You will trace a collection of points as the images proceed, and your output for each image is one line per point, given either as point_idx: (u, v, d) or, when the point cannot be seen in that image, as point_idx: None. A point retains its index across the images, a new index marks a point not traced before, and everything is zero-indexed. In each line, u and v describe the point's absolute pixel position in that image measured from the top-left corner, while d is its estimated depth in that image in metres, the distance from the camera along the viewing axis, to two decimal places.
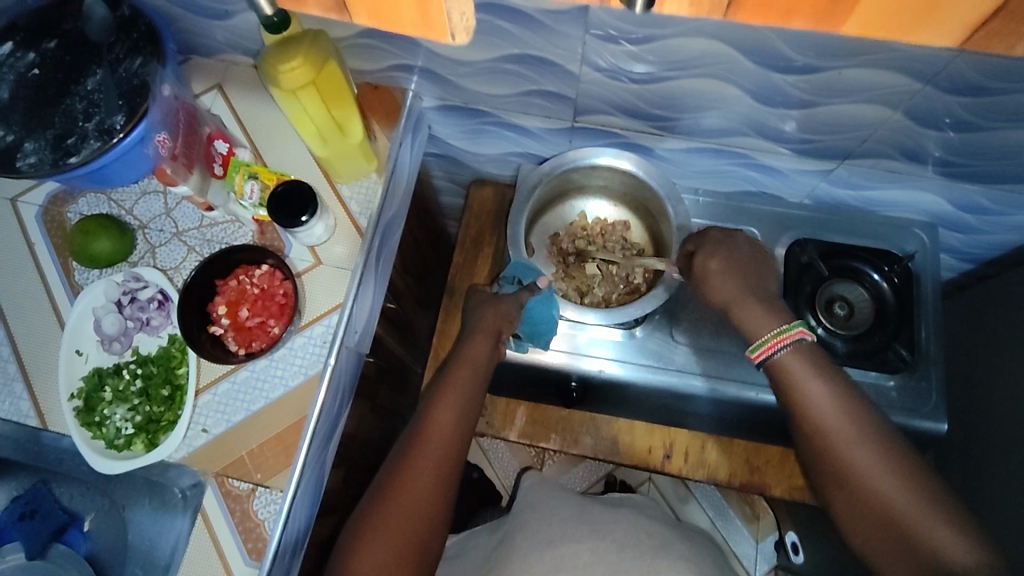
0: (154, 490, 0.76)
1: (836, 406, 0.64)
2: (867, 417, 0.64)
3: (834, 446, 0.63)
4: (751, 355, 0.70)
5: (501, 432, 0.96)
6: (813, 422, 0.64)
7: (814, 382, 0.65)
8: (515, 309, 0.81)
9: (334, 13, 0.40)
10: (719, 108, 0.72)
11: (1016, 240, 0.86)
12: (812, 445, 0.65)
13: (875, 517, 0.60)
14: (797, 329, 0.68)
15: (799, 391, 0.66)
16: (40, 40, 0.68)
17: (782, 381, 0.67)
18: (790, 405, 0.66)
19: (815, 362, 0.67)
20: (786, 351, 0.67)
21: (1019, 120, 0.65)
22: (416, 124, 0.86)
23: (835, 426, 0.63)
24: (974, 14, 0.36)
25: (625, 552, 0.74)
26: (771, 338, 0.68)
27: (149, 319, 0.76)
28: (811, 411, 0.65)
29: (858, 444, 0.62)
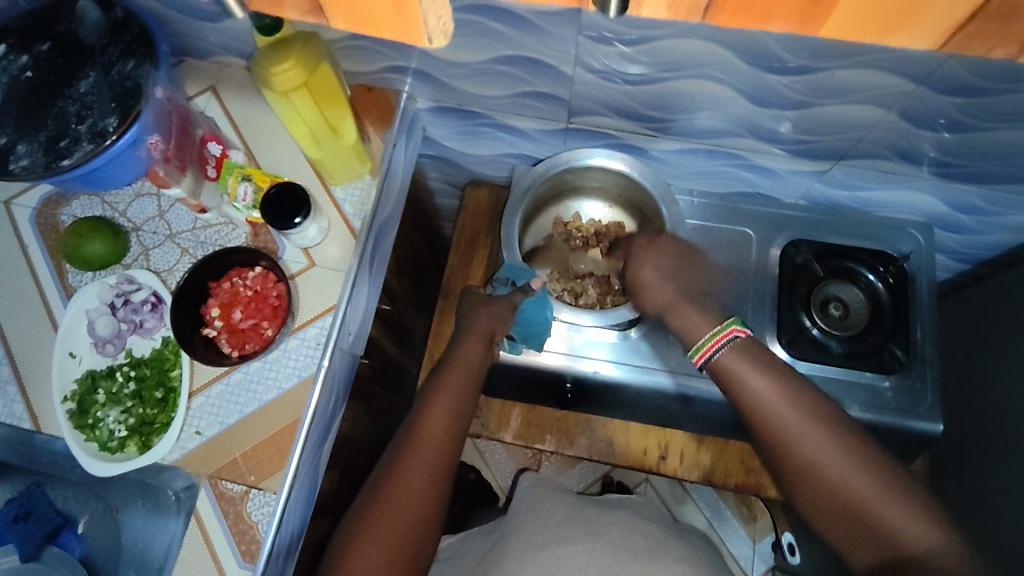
0: (148, 493, 0.75)
1: (785, 398, 0.63)
2: (814, 406, 0.62)
3: (789, 441, 0.61)
4: (693, 360, 0.70)
5: (498, 433, 0.96)
6: (764, 417, 0.63)
7: (759, 376, 0.64)
8: (508, 312, 0.81)
9: (308, 16, 0.43)
10: (714, 109, 0.72)
11: (1012, 241, 0.86)
12: (767, 440, 0.63)
13: (838, 509, 0.59)
14: (729, 328, 0.68)
15: (746, 387, 0.65)
16: (33, 42, 0.68)
17: (728, 380, 0.66)
18: (737, 401, 0.65)
19: (754, 354, 0.66)
20: (725, 350, 0.67)
21: (1013, 120, 0.65)
22: (410, 125, 0.86)
23: (787, 419, 0.62)
24: (951, 18, 0.40)
25: (620, 554, 0.74)
26: (706, 342, 0.68)
27: (143, 322, 0.76)
28: (761, 405, 0.63)
29: (812, 433, 0.61)
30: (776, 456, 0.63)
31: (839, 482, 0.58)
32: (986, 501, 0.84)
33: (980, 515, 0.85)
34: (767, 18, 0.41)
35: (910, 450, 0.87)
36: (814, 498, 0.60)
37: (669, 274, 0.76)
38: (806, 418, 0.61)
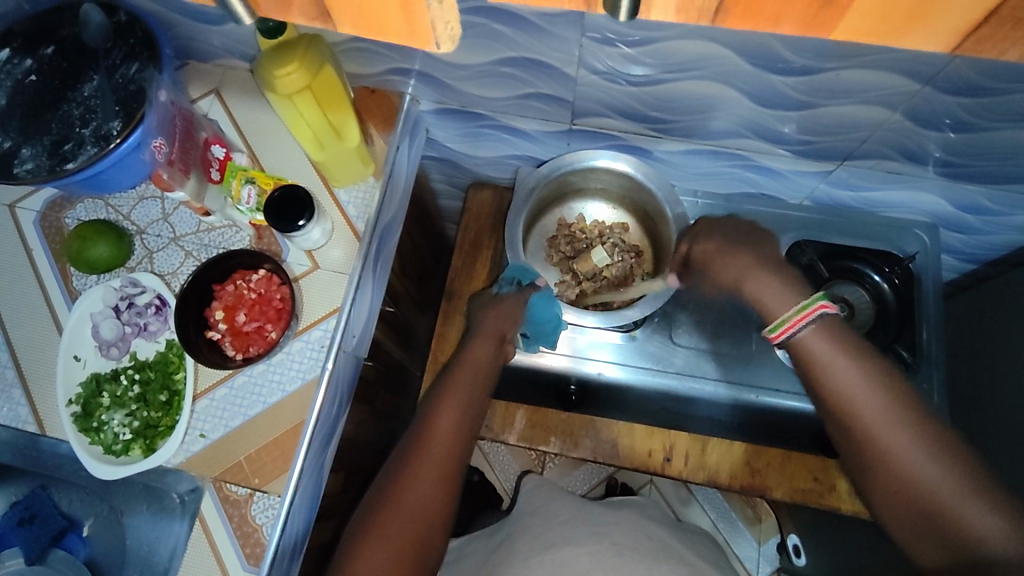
0: (153, 495, 0.75)
1: (868, 384, 0.56)
2: (903, 394, 0.56)
3: (867, 431, 0.55)
4: (769, 336, 0.62)
5: (501, 435, 0.94)
6: (840, 403, 0.57)
7: (845, 359, 0.57)
8: (518, 309, 0.80)
9: (317, 24, 0.36)
10: (718, 110, 0.72)
11: (1018, 241, 0.85)
12: (842, 427, 0.57)
13: (912, 504, 0.54)
14: (818, 304, 0.59)
15: (828, 371, 0.57)
16: (37, 46, 0.68)
17: (804, 361, 0.59)
18: (815, 384, 0.58)
19: (842, 338, 0.58)
20: (810, 329, 0.59)
21: (1020, 120, 0.65)
22: (413, 127, 0.86)
23: (869, 407, 0.55)
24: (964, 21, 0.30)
25: (625, 555, 0.73)
26: (793, 316, 0.60)
27: (147, 324, 0.76)
28: (839, 391, 0.57)
29: (894, 423, 0.55)
30: (850, 445, 0.57)
31: (917, 477, 0.53)
32: None
33: None
34: (776, 20, 0.31)
35: None
36: (886, 490, 0.55)
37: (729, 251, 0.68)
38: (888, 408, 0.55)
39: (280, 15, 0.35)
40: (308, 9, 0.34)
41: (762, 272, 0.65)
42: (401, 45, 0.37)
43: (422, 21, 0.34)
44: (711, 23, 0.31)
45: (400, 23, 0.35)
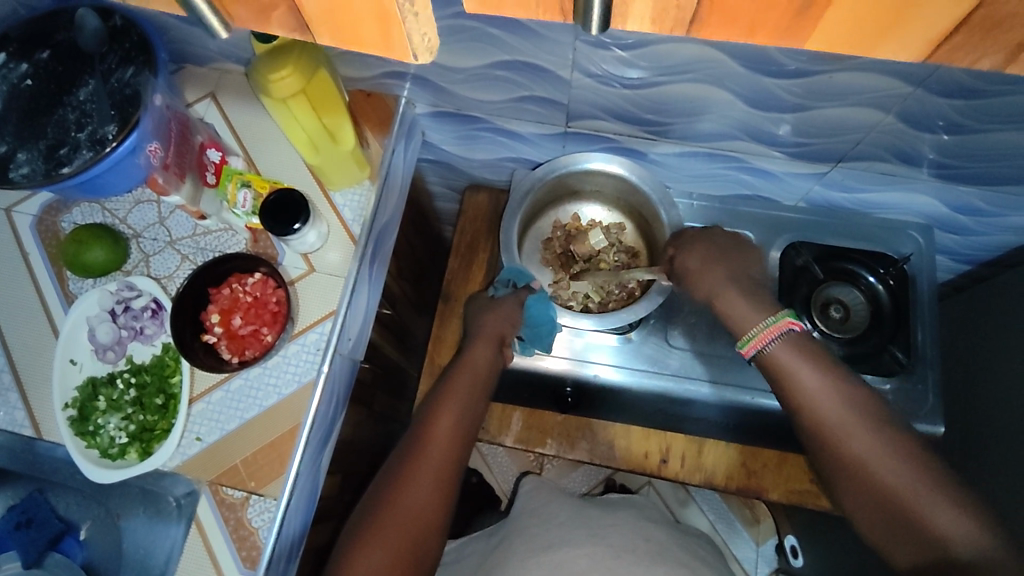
0: (149, 499, 0.76)
1: (833, 391, 0.62)
2: (865, 400, 0.62)
3: (834, 433, 0.61)
4: (742, 351, 0.69)
5: (499, 437, 0.94)
6: (810, 411, 0.63)
7: (812, 370, 0.64)
8: (516, 310, 0.81)
9: (297, 34, 0.36)
10: (712, 113, 0.72)
11: (1013, 241, 0.85)
12: (814, 435, 0.63)
13: (880, 504, 0.58)
14: (782, 321, 0.67)
15: (799, 383, 0.64)
16: (33, 51, 0.68)
17: (775, 375, 0.66)
18: (788, 394, 0.65)
19: (809, 353, 0.65)
20: (778, 343, 0.66)
21: (1012, 122, 0.65)
22: (409, 130, 0.86)
23: (835, 413, 0.62)
24: (939, 28, 0.30)
25: (623, 557, 0.73)
26: (759, 332, 0.67)
27: (143, 328, 0.76)
28: (807, 399, 0.63)
29: (857, 424, 0.61)
30: (822, 453, 0.62)
31: (881, 476, 0.58)
32: None
33: None
34: (749, 31, 0.32)
35: None
36: (857, 493, 0.60)
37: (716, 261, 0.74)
38: (853, 412, 0.61)
39: (260, 27, 0.36)
40: (288, 21, 0.35)
41: (734, 290, 0.71)
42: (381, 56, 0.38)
43: (399, 33, 0.35)
44: (687, 32, 0.33)
45: (375, 34, 0.35)
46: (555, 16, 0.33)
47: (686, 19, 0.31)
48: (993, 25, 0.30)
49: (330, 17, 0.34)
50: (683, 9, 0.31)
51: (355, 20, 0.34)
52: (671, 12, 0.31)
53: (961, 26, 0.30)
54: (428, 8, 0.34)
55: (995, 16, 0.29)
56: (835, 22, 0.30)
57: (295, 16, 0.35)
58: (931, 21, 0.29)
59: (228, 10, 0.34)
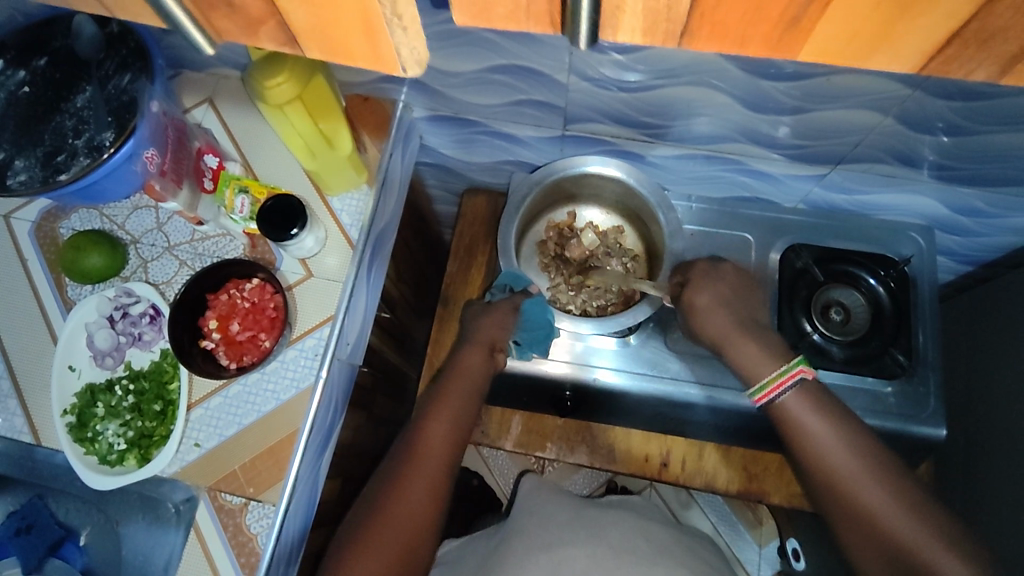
0: (148, 505, 0.76)
1: (838, 439, 0.64)
2: (871, 448, 0.63)
3: (842, 482, 0.62)
4: (753, 398, 0.70)
5: (498, 441, 0.95)
6: (818, 458, 0.64)
7: (816, 416, 0.65)
8: (511, 315, 0.80)
9: (286, 48, 0.36)
10: (710, 115, 0.72)
11: (1016, 243, 0.85)
12: (821, 482, 0.64)
13: (889, 554, 0.59)
14: (795, 369, 0.68)
15: (808, 431, 0.65)
16: (30, 58, 0.67)
17: (784, 420, 0.67)
18: (793, 439, 0.66)
19: (815, 398, 0.67)
20: (790, 393, 0.67)
21: (1012, 124, 0.64)
22: (406, 133, 0.86)
23: (843, 463, 0.63)
24: (931, 40, 0.30)
25: (622, 558, 0.73)
26: (771, 383, 0.68)
27: (141, 334, 0.76)
28: (815, 446, 0.64)
29: (863, 472, 0.62)
30: (829, 501, 0.63)
31: (889, 526, 0.59)
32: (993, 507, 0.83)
33: (986, 520, 0.84)
34: (740, 42, 0.32)
35: (915, 456, 0.86)
36: (864, 543, 0.61)
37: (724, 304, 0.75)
38: (860, 460, 0.63)
39: (248, 40, 0.36)
40: (276, 35, 0.35)
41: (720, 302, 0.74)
42: (370, 68, 0.38)
43: (387, 46, 0.35)
44: (678, 43, 0.32)
45: (364, 47, 0.35)
46: (544, 28, 0.33)
47: (677, 32, 0.31)
48: (987, 38, 0.29)
49: (319, 31, 0.34)
50: (673, 21, 0.31)
51: (343, 33, 0.34)
52: (662, 25, 0.31)
53: (954, 38, 0.29)
54: (416, 21, 0.35)
55: (987, 30, 0.29)
56: (827, 34, 0.30)
57: (283, 31, 0.35)
58: (924, 32, 0.29)
59: (216, 26, 0.35)
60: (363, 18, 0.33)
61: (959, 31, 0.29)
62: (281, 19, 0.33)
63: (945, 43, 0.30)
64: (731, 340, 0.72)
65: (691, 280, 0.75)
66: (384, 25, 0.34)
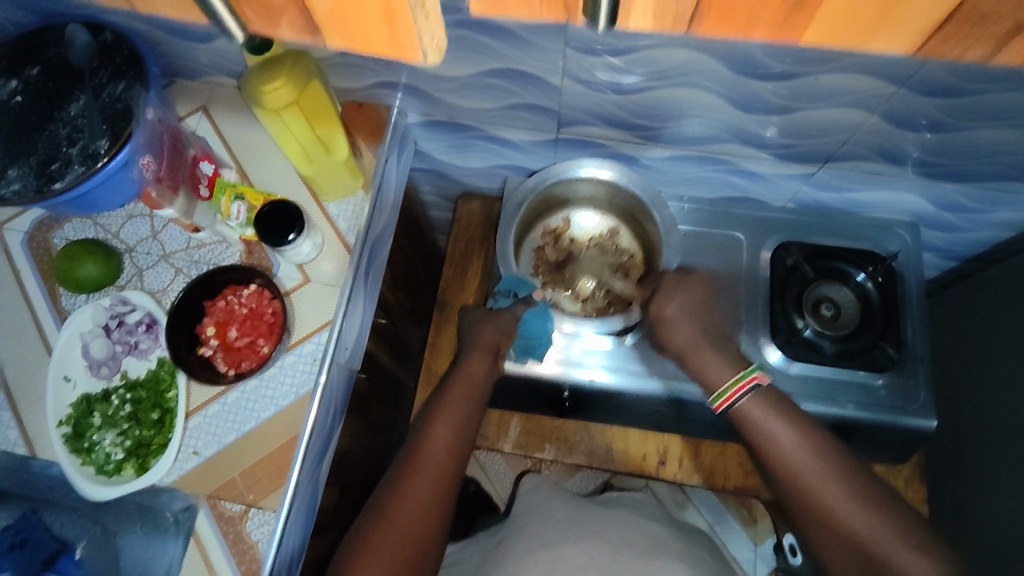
0: (145, 515, 0.73)
1: (806, 447, 0.65)
2: (838, 458, 0.65)
3: (808, 491, 0.64)
4: (714, 407, 0.72)
5: (497, 443, 0.96)
6: (786, 467, 0.65)
7: (773, 419, 0.68)
8: (511, 324, 0.81)
9: (306, 37, 0.41)
10: (701, 116, 0.73)
11: (997, 237, 0.87)
12: (787, 489, 0.65)
13: (847, 547, 0.61)
14: (753, 374, 0.70)
15: (764, 433, 0.67)
16: (24, 67, 0.68)
17: (746, 424, 0.69)
18: (755, 443, 0.68)
19: (771, 405, 0.69)
20: (747, 397, 0.69)
21: (993, 119, 0.67)
22: (401, 139, 0.87)
23: (808, 471, 0.64)
24: (925, 20, 0.38)
25: (619, 553, 0.73)
26: (728, 389, 0.70)
27: (137, 343, 0.76)
28: (774, 451, 0.66)
29: (829, 479, 0.63)
30: (799, 508, 0.65)
31: (850, 525, 0.61)
32: (984, 495, 0.85)
33: (979, 509, 0.85)
34: (747, 24, 0.38)
35: (906, 447, 0.88)
36: (824, 536, 0.62)
37: (691, 313, 0.77)
38: (827, 471, 0.64)
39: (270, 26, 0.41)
40: (298, 24, 0.40)
41: None
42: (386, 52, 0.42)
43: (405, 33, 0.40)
44: (686, 25, 0.39)
45: (383, 35, 0.40)
46: (559, 3, 0.40)
47: (686, 12, 0.38)
48: (980, 16, 0.38)
49: (342, 22, 0.39)
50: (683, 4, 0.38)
51: (363, 20, 0.38)
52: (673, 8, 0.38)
53: (944, 17, 0.38)
54: (434, 8, 0.40)
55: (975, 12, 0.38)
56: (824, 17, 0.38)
57: (306, 19, 0.39)
58: (926, 12, 0.37)
59: (243, 15, 0.39)
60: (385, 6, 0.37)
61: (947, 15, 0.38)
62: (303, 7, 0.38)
63: (937, 23, 0.39)
64: (717, 351, 0.74)
65: (661, 289, 0.79)
66: (410, 16, 0.39)
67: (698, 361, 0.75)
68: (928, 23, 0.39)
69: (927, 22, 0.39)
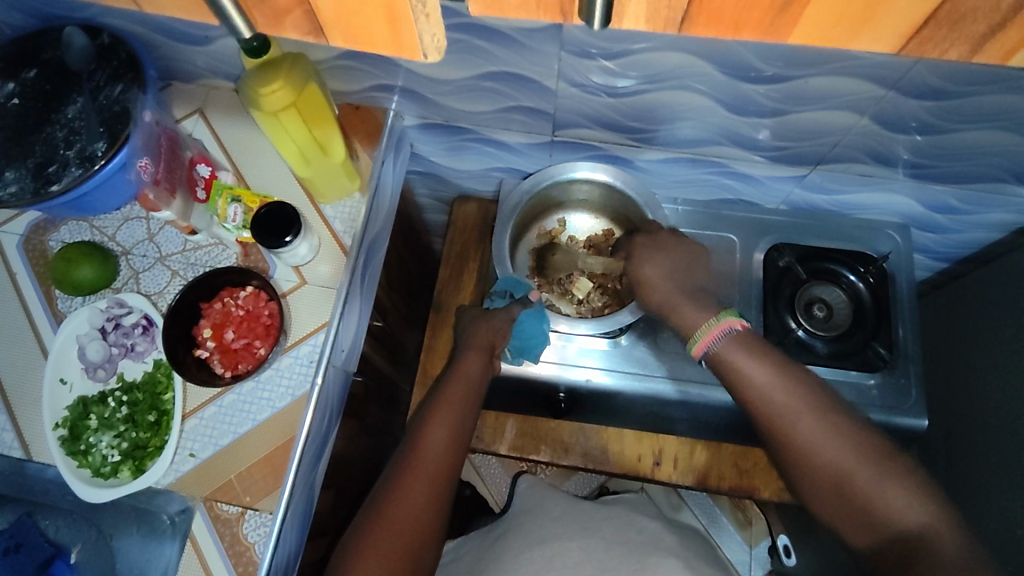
0: (143, 517, 0.74)
1: (793, 392, 0.65)
2: (816, 396, 0.64)
3: (795, 435, 0.63)
4: (692, 352, 0.72)
5: (492, 445, 0.95)
6: (765, 407, 0.65)
7: (753, 361, 0.67)
8: (507, 324, 0.81)
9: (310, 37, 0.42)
10: (695, 119, 0.74)
11: (987, 238, 0.89)
12: (766, 426, 0.66)
13: (824, 480, 0.62)
14: (726, 321, 0.70)
15: (743, 374, 0.67)
16: (20, 70, 0.68)
17: (726, 370, 0.68)
18: (734, 385, 0.68)
19: (750, 345, 0.68)
20: (723, 341, 0.69)
21: (981, 121, 0.68)
22: (397, 142, 0.88)
23: (796, 416, 0.64)
24: (906, 22, 0.39)
25: (613, 549, 0.74)
26: (704, 333, 0.70)
27: (134, 345, 0.76)
28: (753, 392, 0.66)
29: (806, 417, 0.63)
30: (776, 444, 0.65)
31: (827, 459, 0.62)
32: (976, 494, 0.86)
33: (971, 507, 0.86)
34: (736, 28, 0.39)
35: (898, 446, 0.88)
36: (801, 470, 0.64)
37: (670, 280, 0.76)
38: (806, 409, 0.64)
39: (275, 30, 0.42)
40: (302, 24, 0.41)
41: (689, 300, 0.74)
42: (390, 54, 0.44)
43: (409, 34, 0.41)
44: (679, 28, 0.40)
45: (386, 36, 0.41)
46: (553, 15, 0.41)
47: (678, 19, 0.39)
48: (959, 18, 0.39)
49: (344, 24, 0.40)
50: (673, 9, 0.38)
51: (365, 24, 0.40)
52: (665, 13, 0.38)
53: (927, 20, 0.39)
54: (436, 11, 0.41)
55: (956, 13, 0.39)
56: (814, 18, 0.38)
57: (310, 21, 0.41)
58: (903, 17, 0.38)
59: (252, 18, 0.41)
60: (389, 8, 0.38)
61: (929, 16, 0.38)
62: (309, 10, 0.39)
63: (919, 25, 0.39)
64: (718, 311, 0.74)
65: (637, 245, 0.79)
66: (410, 16, 0.39)
67: (676, 317, 0.74)
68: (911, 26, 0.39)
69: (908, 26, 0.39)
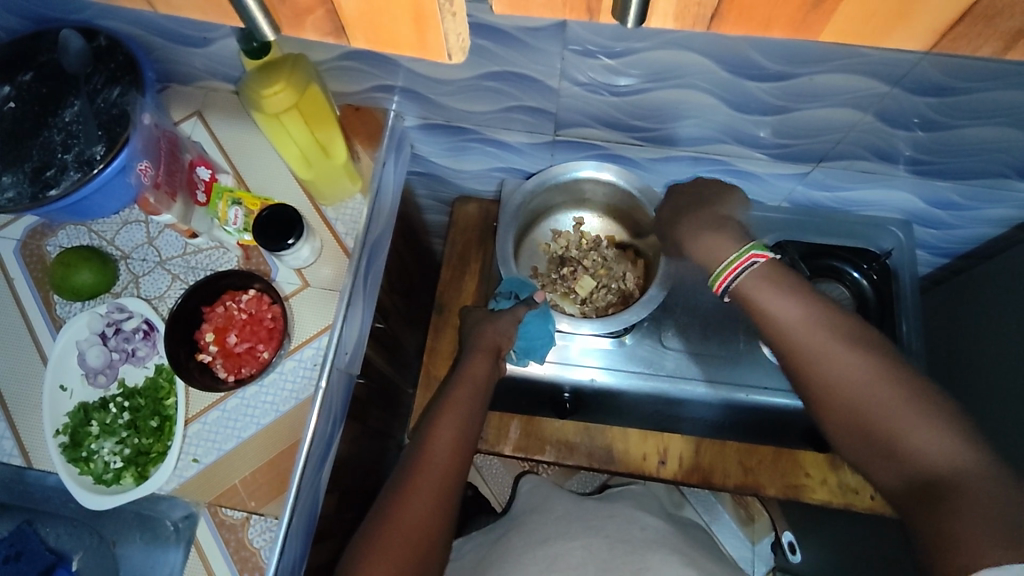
0: (146, 523, 0.73)
1: (817, 324, 0.59)
2: (849, 332, 0.58)
3: (815, 368, 0.58)
4: (713, 289, 0.65)
5: (496, 446, 0.92)
6: (791, 343, 0.59)
7: (777, 295, 0.60)
8: (511, 326, 0.81)
9: (332, 37, 0.41)
10: (697, 117, 0.74)
11: (990, 233, 0.89)
12: (791, 363, 0.60)
13: (852, 421, 0.56)
14: (747, 253, 0.63)
15: (765, 309, 0.61)
16: (15, 74, 0.67)
17: (747, 307, 0.62)
18: (757, 320, 0.62)
19: (776, 278, 0.61)
20: (744, 277, 0.62)
21: (983, 117, 0.68)
22: (398, 143, 0.87)
23: (820, 350, 0.58)
24: (940, 21, 0.38)
25: (619, 548, 0.73)
26: (725, 270, 0.64)
27: (135, 350, 0.75)
28: (778, 327, 0.60)
29: (834, 353, 0.57)
30: (802, 384, 0.59)
31: (855, 397, 0.56)
32: None
33: None
34: (766, 25, 0.38)
35: None
36: (828, 410, 0.57)
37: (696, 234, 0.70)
38: (834, 346, 0.57)
39: (295, 30, 0.41)
40: (324, 25, 0.40)
41: None
42: (416, 55, 0.43)
43: (434, 33, 0.40)
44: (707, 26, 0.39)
45: (410, 35, 0.40)
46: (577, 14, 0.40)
47: (706, 16, 0.38)
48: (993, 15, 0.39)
49: (366, 22, 0.39)
50: (703, 6, 0.37)
51: (390, 24, 0.39)
52: (692, 10, 0.37)
53: (963, 17, 0.39)
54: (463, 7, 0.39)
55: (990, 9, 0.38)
56: (844, 17, 0.37)
57: (331, 19, 0.40)
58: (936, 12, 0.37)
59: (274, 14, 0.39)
60: (416, 8, 0.37)
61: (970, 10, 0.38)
62: (332, 10, 0.38)
63: (954, 22, 0.39)
64: None
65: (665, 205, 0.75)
66: (436, 16, 0.38)
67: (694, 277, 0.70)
68: (944, 23, 0.38)
69: (942, 24, 0.38)
